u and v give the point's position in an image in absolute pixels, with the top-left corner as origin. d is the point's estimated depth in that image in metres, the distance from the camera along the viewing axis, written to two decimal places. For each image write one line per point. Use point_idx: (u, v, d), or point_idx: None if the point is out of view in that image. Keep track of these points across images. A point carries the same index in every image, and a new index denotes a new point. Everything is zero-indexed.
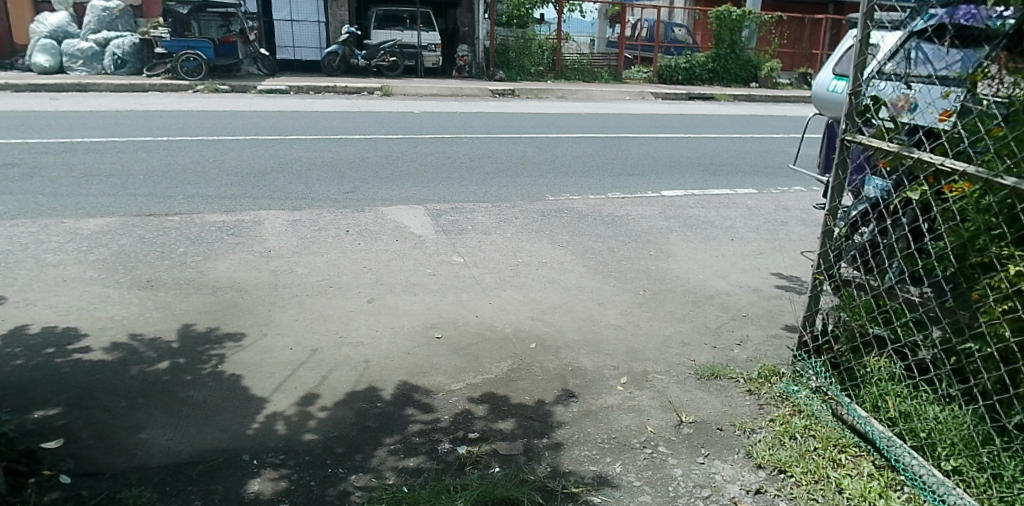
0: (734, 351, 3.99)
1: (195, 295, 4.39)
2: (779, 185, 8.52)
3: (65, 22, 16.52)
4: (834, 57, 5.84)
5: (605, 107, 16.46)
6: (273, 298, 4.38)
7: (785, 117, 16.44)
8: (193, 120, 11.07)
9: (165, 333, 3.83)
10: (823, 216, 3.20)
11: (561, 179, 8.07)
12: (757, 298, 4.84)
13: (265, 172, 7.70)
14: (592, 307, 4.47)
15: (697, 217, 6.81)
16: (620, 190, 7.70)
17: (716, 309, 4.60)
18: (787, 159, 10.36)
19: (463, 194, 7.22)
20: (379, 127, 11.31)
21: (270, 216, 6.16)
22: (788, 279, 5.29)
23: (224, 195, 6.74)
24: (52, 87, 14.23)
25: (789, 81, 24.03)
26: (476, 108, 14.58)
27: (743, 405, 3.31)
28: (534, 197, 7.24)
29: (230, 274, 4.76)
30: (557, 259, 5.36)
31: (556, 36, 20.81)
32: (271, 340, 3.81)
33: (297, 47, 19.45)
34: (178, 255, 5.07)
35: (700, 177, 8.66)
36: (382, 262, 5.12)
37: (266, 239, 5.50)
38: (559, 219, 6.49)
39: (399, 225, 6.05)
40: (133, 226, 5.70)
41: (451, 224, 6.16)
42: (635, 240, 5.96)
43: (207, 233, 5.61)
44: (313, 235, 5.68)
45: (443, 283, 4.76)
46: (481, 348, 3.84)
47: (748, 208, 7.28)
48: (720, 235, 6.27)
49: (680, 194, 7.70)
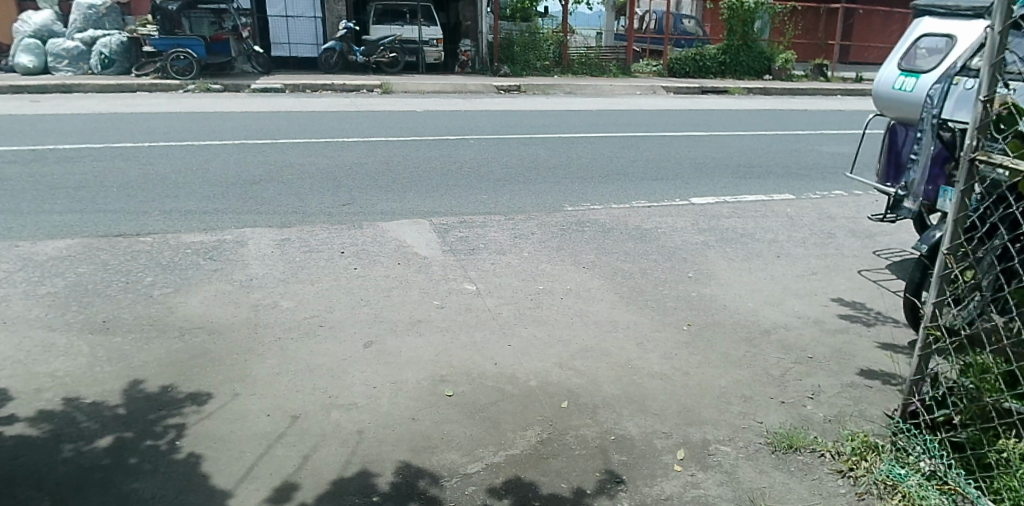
0: (808, 408, 3.28)
1: (158, 341, 3.68)
2: (816, 191, 7.86)
3: (49, 21, 15.83)
4: (899, 49, 5.16)
5: (615, 103, 15.76)
6: (251, 343, 3.67)
7: (808, 113, 15.68)
8: (180, 123, 10.36)
9: (112, 397, 3.11)
10: (942, 255, 2.55)
11: (579, 185, 7.41)
12: (820, 334, 4.13)
13: (252, 181, 7.03)
14: (631, 349, 3.75)
15: (733, 230, 6.11)
16: (645, 199, 7.00)
17: (775, 349, 3.88)
18: (819, 159, 9.65)
19: (472, 204, 6.53)
20: (380, 127, 10.64)
21: (255, 235, 5.46)
22: (851, 306, 4.57)
23: (205, 209, 6.06)
24: (36, 89, 13.59)
25: (804, 74, 23.34)
26: (480, 106, 13.86)
27: (838, 496, 2.58)
28: (550, 207, 6.54)
29: (202, 311, 4.04)
30: (583, 285, 4.65)
31: (561, 29, 20.23)
32: (242, 404, 3.08)
33: (293, 43, 18.69)
34: (143, 287, 4.37)
35: (729, 183, 7.96)
36: (382, 293, 4.41)
37: (248, 265, 4.80)
38: (581, 234, 5.79)
39: (402, 245, 5.36)
40: (97, 250, 5.00)
41: (459, 242, 5.47)
42: (668, 259, 5.26)
43: (181, 258, 4.91)
44: (302, 259, 4.98)
45: (454, 319, 4.05)
46: (501, 409, 3.12)
47: (786, 220, 6.58)
48: (763, 252, 5.57)
49: (711, 202, 7.01)
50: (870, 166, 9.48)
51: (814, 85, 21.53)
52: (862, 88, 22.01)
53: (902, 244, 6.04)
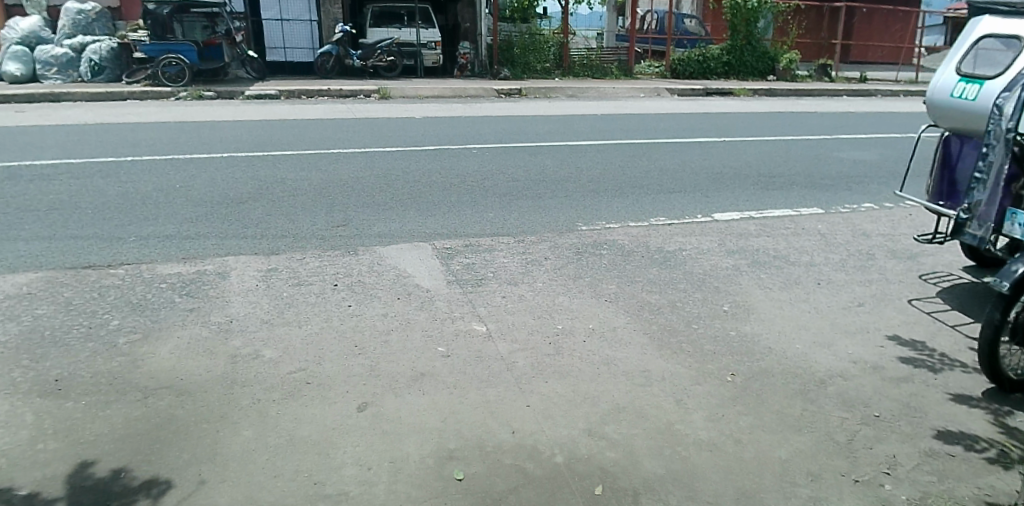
0: (888, 489, 2.75)
1: (114, 406, 3.13)
2: (845, 203, 7.36)
3: (38, 27, 15.30)
4: (957, 51, 4.58)
5: (621, 107, 15.24)
6: (225, 408, 3.12)
7: (819, 115, 15.21)
8: (168, 133, 9.82)
9: (52, 489, 2.57)
10: None
11: (592, 200, 6.89)
12: (883, 385, 3.61)
13: (240, 200, 6.49)
14: (670, 410, 3.21)
15: (764, 253, 5.58)
16: (665, 215, 6.48)
17: (835, 407, 3.36)
18: (843, 168, 9.12)
19: (478, 224, 6.00)
20: (378, 136, 10.12)
21: (239, 264, 4.92)
22: (910, 347, 4.05)
23: (186, 234, 5.52)
24: (21, 98, 13.05)
25: (809, 74, 22.90)
26: (483, 112, 13.36)
27: None
28: (563, 226, 6.01)
29: (171, 364, 3.49)
30: (607, 323, 4.11)
31: (561, 31, 19.69)
32: (209, 496, 2.54)
33: (288, 48, 18.17)
34: (108, 332, 3.82)
35: (752, 195, 7.45)
36: (380, 336, 3.87)
37: (229, 302, 4.26)
38: (599, 258, 5.26)
39: (401, 274, 4.83)
40: (61, 285, 4.45)
41: (466, 270, 4.94)
42: (699, 289, 4.72)
43: (155, 294, 4.37)
44: (290, 293, 4.45)
45: (462, 371, 3.51)
46: (523, 499, 2.58)
47: (819, 239, 6.05)
48: (801, 279, 5.06)
49: (736, 218, 6.49)
50: (897, 173, 8.97)
51: (821, 85, 21.04)
52: (868, 88, 21.55)
53: (949, 265, 5.53)
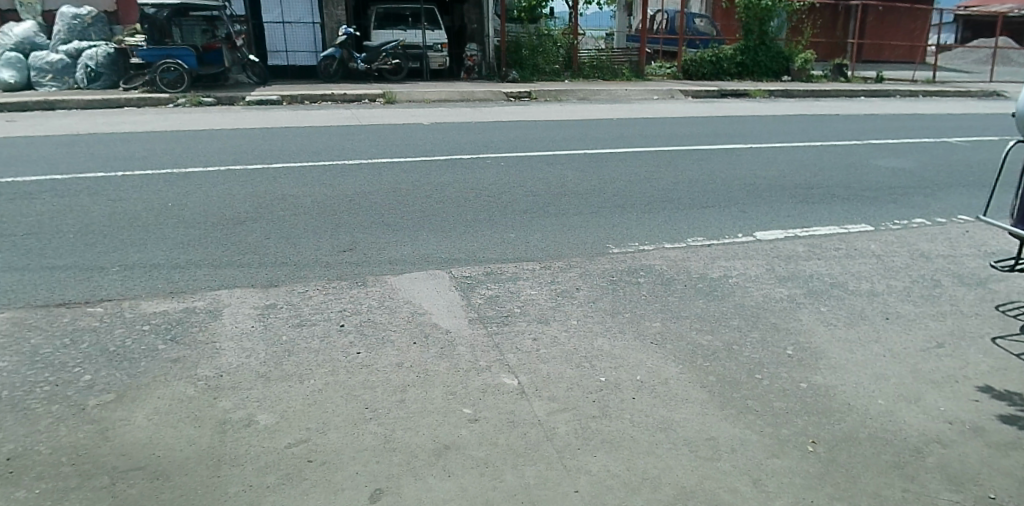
0: None
1: (75, 495, 2.57)
2: (892, 219, 6.79)
3: (32, 32, 14.83)
4: None
5: (636, 110, 14.66)
6: (209, 499, 2.56)
7: (841, 118, 14.62)
8: (163, 144, 9.28)
9: None
10: None
11: (620, 216, 6.33)
12: (992, 454, 3.04)
13: (237, 221, 5.94)
14: (750, 497, 2.65)
15: (819, 279, 5.01)
16: (702, 234, 5.91)
17: (943, 488, 2.80)
18: (882, 177, 8.54)
19: (498, 247, 5.45)
20: (385, 144, 9.58)
21: (234, 299, 4.37)
22: (1011, 401, 3.49)
23: (176, 262, 4.98)
24: (15, 106, 12.57)
25: (824, 74, 22.31)
26: (493, 116, 12.81)
27: None
28: (592, 249, 5.45)
29: (147, 435, 2.93)
30: (658, 372, 3.54)
31: (571, 31, 19.12)
32: None
33: (290, 51, 17.65)
34: (78, 390, 3.27)
35: (791, 210, 6.87)
36: (395, 392, 3.31)
37: (221, 348, 3.71)
38: (637, 287, 4.70)
39: (417, 310, 4.28)
40: (29, 328, 3.90)
41: (490, 304, 4.39)
42: (756, 327, 4.15)
43: (136, 338, 3.82)
44: (292, 335, 3.90)
45: (494, 441, 2.94)
46: None
47: (876, 261, 5.48)
48: (866, 313, 4.48)
49: (781, 237, 5.96)
50: (940, 183, 8.38)
51: (838, 86, 20.41)
52: (887, 88, 20.92)
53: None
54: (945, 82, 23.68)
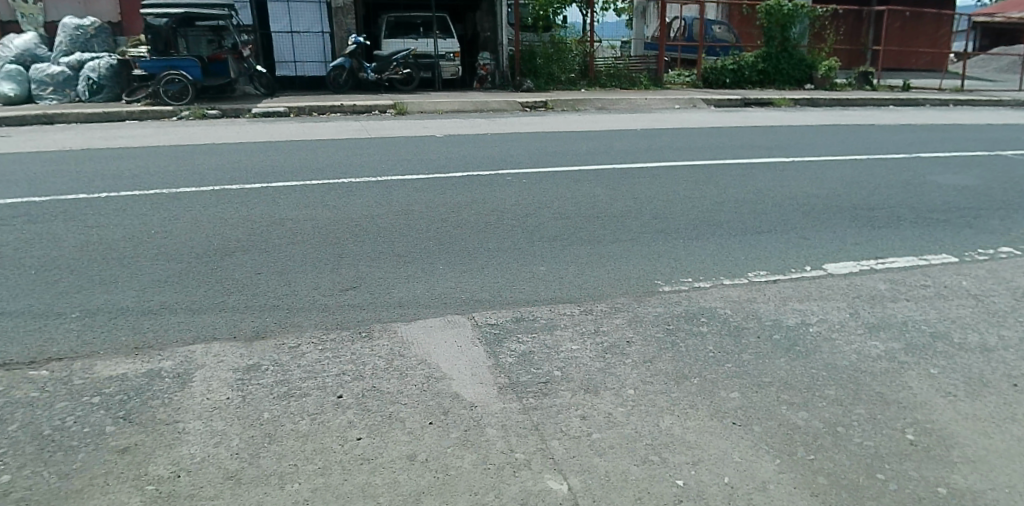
0: None
1: None
2: (974, 247, 5.92)
3: (33, 44, 14.25)
4: None
5: (660, 120, 13.85)
6: None
7: (878, 128, 13.74)
8: (157, 160, 8.58)
9: None
10: None
11: (664, 244, 5.52)
12: None
13: (226, 251, 5.17)
14: None
15: (917, 329, 4.16)
16: (764, 268, 5.06)
17: None
18: (945, 196, 7.67)
19: (529, 285, 4.64)
20: (396, 159, 8.82)
21: (209, 358, 3.57)
22: None
23: (149, 306, 4.20)
24: (10, 119, 11.95)
25: (851, 82, 21.39)
26: (509, 127, 12.04)
27: None
28: (639, 287, 4.63)
29: None
30: (751, 471, 2.71)
31: (587, 39, 18.31)
32: None
33: (299, 61, 17.00)
34: None
35: (857, 237, 6.02)
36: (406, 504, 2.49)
37: (185, 432, 2.91)
38: (701, 340, 3.86)
39: (433, 373, 3.46)
40: None
41: (525, 364, 3.56)
42: (859, 398, 3.30)
43: (81, 416, 3.02)
44: (277, 411, 3.09)
45: None
46: None
47: (975, 304, 4.61)
48: (987, 376, 3.62)
49: (856, 271, 5.12)
50: (1010, 203, 7.51)
51: (867, 94, 19.50)
52: (917, 97, 19.98)
53: None
54: (976, 90, 22.72)
